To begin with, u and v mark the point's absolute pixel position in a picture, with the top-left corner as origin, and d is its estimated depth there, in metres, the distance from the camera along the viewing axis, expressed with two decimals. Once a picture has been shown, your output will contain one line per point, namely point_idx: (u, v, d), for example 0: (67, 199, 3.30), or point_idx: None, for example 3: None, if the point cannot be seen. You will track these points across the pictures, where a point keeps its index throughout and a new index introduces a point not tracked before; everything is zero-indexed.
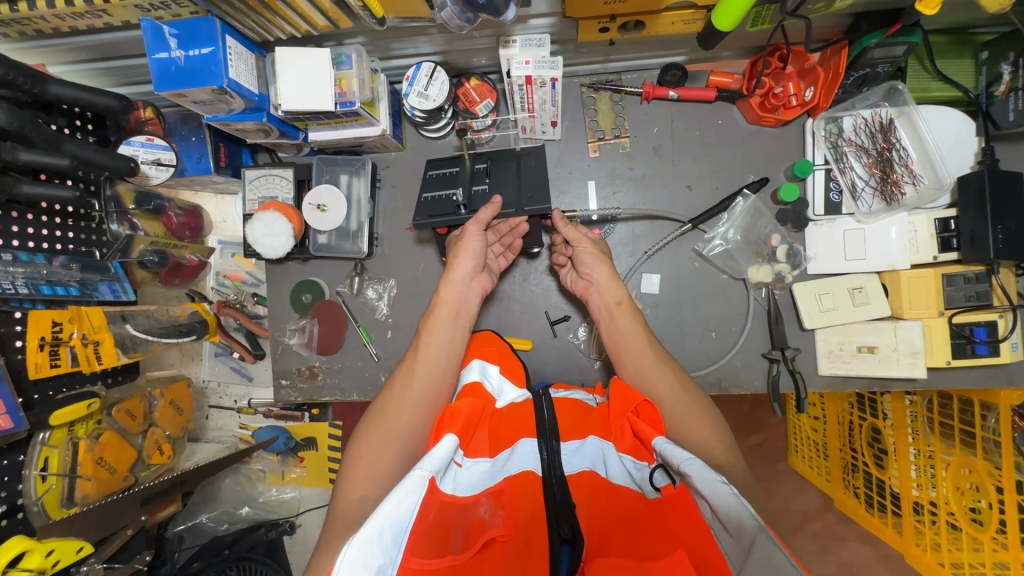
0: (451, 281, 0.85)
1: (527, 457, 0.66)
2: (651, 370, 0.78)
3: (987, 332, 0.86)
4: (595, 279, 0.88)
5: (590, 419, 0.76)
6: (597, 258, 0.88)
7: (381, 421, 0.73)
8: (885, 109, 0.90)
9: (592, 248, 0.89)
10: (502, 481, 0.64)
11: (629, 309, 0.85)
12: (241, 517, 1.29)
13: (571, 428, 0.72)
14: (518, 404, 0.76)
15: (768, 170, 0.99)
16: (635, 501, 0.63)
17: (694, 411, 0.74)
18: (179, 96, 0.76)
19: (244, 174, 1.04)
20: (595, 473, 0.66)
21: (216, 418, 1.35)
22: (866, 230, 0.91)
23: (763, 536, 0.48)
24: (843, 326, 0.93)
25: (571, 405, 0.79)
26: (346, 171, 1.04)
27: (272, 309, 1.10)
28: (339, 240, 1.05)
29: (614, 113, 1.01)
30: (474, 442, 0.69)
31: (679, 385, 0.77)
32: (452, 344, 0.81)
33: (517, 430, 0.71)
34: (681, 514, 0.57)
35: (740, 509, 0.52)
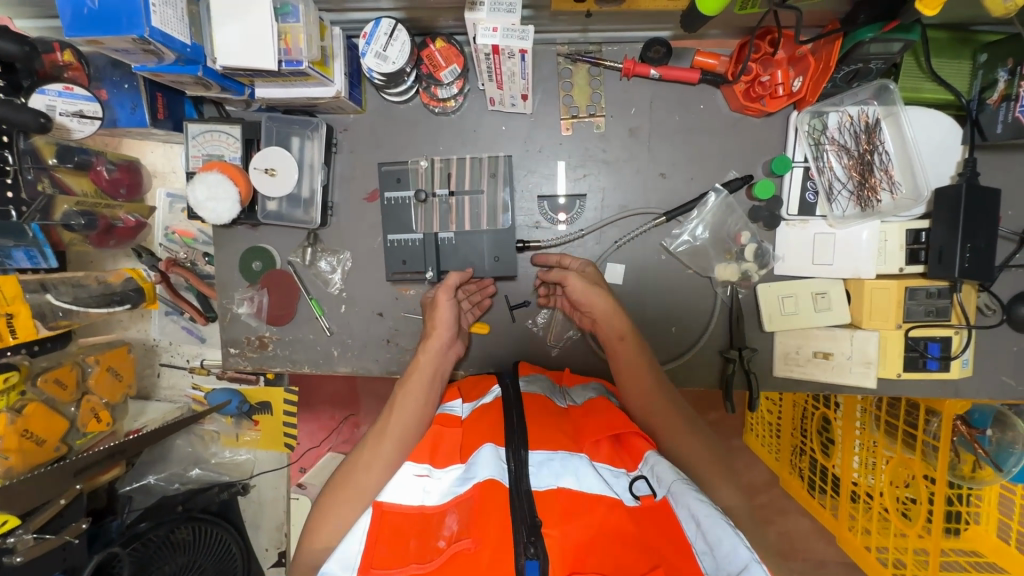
0: (428, 347, 0.84)
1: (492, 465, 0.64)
2: (658, 410, 0.79)
3: (940, 348, 0.86)
4: (595, 311, 0.84)
5: (559, 424, 0.72)
6: (590, 295, 0.84)
7: (347, 480, 0.72)
8: (872, 108, 0.85)
9: (582, 284, 0.84)
10: (470, 489, 0.63)
11: (630, 341, 0.84)
12: (192, 478, 1.28)
13: (540, 433, 0.69)
14: (488, 406, 0.75)
15: (747, 163, 0.94)
16: (611, 511, 0.61)
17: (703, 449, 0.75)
18: (96, 43, 0.67)
19: (187, 127, 0.96)
20: (564, 488, 0.63)
21: (167, 376, 1.32)
22: (837, 235, 0.89)
23: (755, 566, 0.54)
24: (802, 331, 0.92)
25: (539, 403, 0.76)
26: (299, 133, 0.96)
27: (219, 273, 1.04)
28: (290, 208, 0.97)
29: (590, 88, 0.94)
30: (440, 454, 0.70)
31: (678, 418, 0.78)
32: (425, 408, 0.79)
33: (484, 435, 0.69)
34: (663, 528, 0.61)
35: (735, 542, 0.56)
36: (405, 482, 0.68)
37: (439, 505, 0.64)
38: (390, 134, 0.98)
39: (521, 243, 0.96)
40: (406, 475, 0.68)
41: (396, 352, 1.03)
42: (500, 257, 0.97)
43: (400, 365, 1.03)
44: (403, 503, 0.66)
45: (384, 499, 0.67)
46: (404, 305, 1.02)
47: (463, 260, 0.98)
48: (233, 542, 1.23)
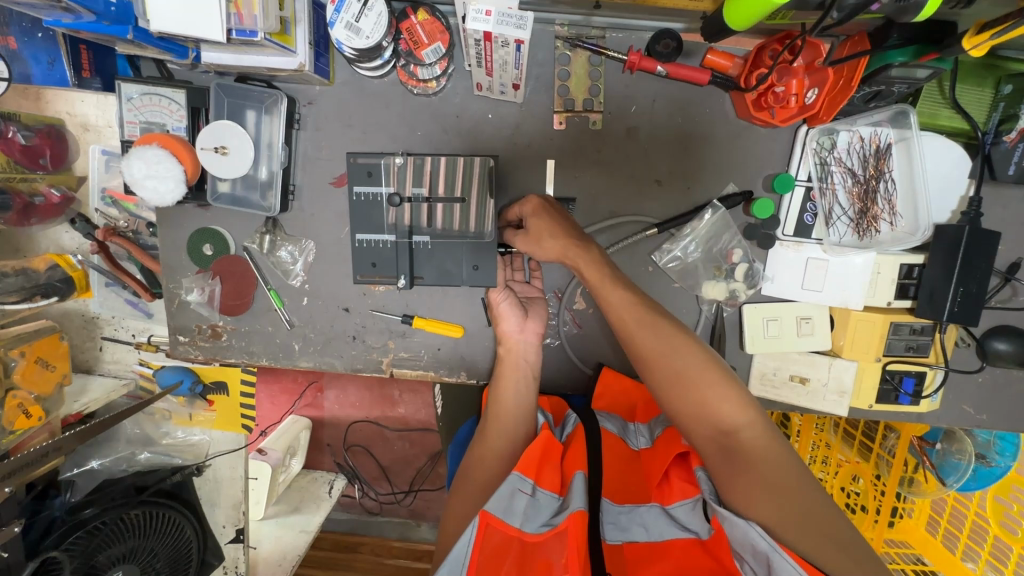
0: (511, 346, 0.85)
1: (579, 500, 0.65)
2: (661, 361, 0.73)
3: (914, 384, 0.87)
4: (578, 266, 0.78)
5: (630, 472, 0.77)
6: (561, 250, 0.78)
7: (466, 478, 0.75)
8: (885, 131, 0.81)
9: (557, 245, 0.79)
10: (566, 518, 0.63)
11: (611, 282, 0.77)
12: (140, 461, 1.23)
13: (615, 485, 0.75)
14: (573, 436, 0.78)
15: (748, 176, 0.88)
16: (687, 552, 0.65)
17: (715, 401, 0.69)
18: None
19: (121, 88, 0.82)
20: (634, 541, 0.68)
21: (112, 350, 1.22)
22: (830, 261, 0.85)
23: (777, 556, 0.55)
24: (782, 354, 0.90)
25: (615, 443, 0.80)
26: (255, 105, 0.83)
27: (164, 254, 0.94)
28: (245, 191, 0.87)
29: (589, 79, 0.85)
30: (545, 473, 0.71)
31: (672, 348, 0.73)
32: (527, 410, 0.81)
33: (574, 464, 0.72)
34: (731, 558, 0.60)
35: (748, 528, 0.58)
36: (511, 496, 0.66)
37: (538, 532, 0.63)
38: (362, 112, 0.87)
39: (503, 250, 0.90)
40: (514, 491, 0.66)
41: (362, 349, 0.97)
42: (479, 266, 0.87)
43: (367, 364, 0.97)
44: (505, 521, 0.64)
45: (491, 510, 0.64)
46: (372, 302, 0.95)
47: (436, 266, 0.89)
48: (186, 524, 1.19)
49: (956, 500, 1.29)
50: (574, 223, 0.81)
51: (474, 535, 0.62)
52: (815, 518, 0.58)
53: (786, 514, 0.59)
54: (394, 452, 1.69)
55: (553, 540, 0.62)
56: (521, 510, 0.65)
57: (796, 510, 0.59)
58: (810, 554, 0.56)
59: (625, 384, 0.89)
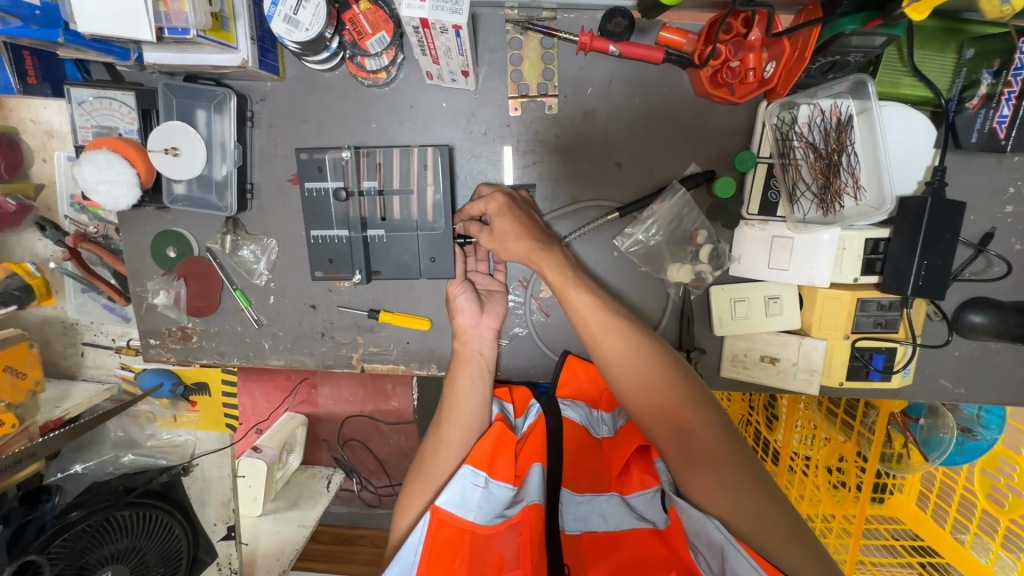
0: (466, 340, 0.86)
1: (534, 492, 0.67)
2: (625, 364, 0.71)
3: (884, 360, 0.85)
4: (541, 267, 0.77)
5: (591, 461, 0.78)
6: (527, 247, 0.77)
7: (423, 470, 0.79)
8: (846, 102, 0.77)
9: (524, 244, 0.77)
10: (520, 511, 0.66)
11: (571, 282, 0.76)
12: (125, 463, 1.24)
13: (575, 474, 0.76)
14: (533, 426, 0.80)
15: (710, 155, 0.86)
16: (642, 541, 0.66)
17: (678, 403, 0.68)
18: None
19: (70, 93, 0.82)
20: (591, 532, 0.70)
21: (93, 355, 1.24)
22: (795, 239, 0.83)
23: (729, 547, 0.56)
24: (752, 334, 0.89)
25: (577, 433, 0.81)
26: (205, 105, 0.82)
27: (129, 258, 0.94)
28: (201, 191, 0.86)
29: (542, 63, 0.83)
30: (500, 465, 0.75)
31: (634, 348, 0.72)
32: (483, 405, 0.82)
33: (534, 456, 0.74)
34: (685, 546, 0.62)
35: (705, 522, 0.59)
36: (464, 490, 0.72)
37: (491, 524, 0.68)
38: (315, 106, 0.86)
39: (461, 240, 0.89)
40: (466, 485, 0.72)
41: (332, 345, 0.97)
42: (437, 257, 0.87)
43: (337, 360, 0.97)
44: (456, 513, 0.70)
45: (443, 505, 0.70)
46: (339, 298, 0.95)
47: (397, 260, 0.88)
48: (176, 524, 1.21)
49: (945, 475, 1.27)
50: (537, 222, 0.81)
51: (426, 529, 0.69)
52: (770, 512, 0.59)
53: (743, 509, 0.60)
54: (390, 446, 1.70)
55: (504, 531, 0.66)
56: (474, 503, 0.71)
57: (754, 505, 0.60)
58: (765, 549, 0.57)
59: (588, 372, 0.88)
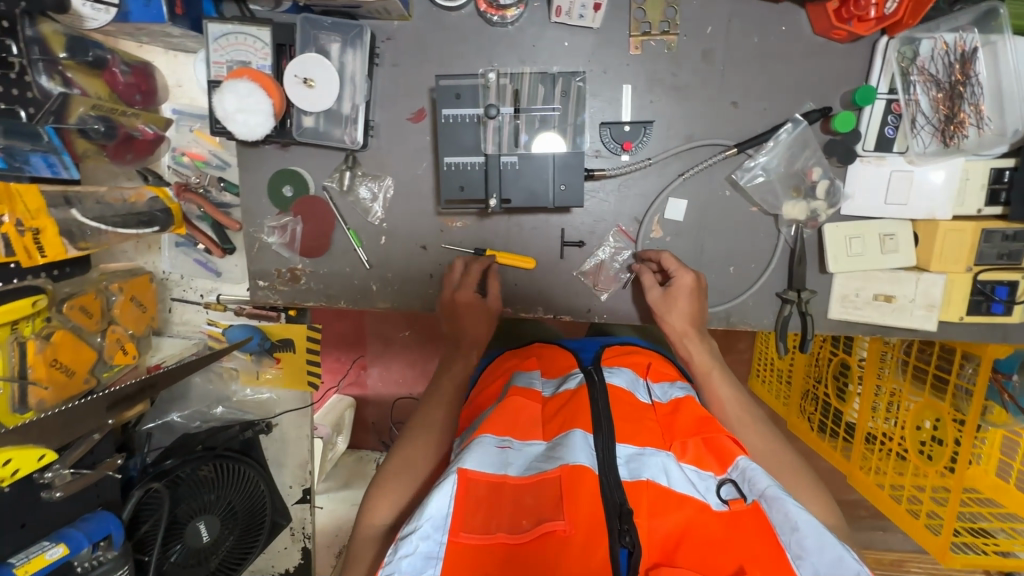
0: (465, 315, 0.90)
1: (576, 449, 0.65)
2: (744, 423, 0.83)
3: (1007, 292, 0.86)
4: (676, 308, 0.88)
5: (645, 418, 0.77)
6: (682, 291, 0.88)
7: (399, 460, 0.79)
8: (970, 35, 0.80)
9: (687, 286, 0.87)
10: (557, 467, 0.64)
11: (695, 333, 0.89)
12: (215, 415, 1.26)
13: (628, 431, 0.72)
14: (572, 391, 0.78)
15: (824, 94, 0.88)
16: (703, 514, 0.63)
17: (790, 467, 0.78)
18: None
19: (206, 28, 0.84)
20: (652, 481, 0.64)
21: (181, 312, 1.22)
22: (915, 172, 0.85)
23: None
24: (866, 273, 0.90)
25: (625, 396, 0.80)
26: (340, 39, 0.85)
27: (244, 198, 0.96)
28: (328, 125, 0.89)
29: (665, 2, 0.85)
30: (522, 427, 0.74)
31: (740, 392, 0.86)
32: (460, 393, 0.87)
33: (571, 420, 0.72)
34: (759, 532, 0.60)
35: (841, 549, 0.55)
36: (487, 451, 0.67)
37: (522, 476, 0.65)
38: (440, 46, 0.89)
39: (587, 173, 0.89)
40: (488, 447, 0.67)
41: (439, 288, 0.98)
42: (567, 183, 0.85)
43: None
44: (485, 470, 0.64)
45: (467, 465, 0.64)
46: (449, 238, 0.96)
47: (527, 187, 0.86)
48: (260, 479, 1.19)
49: None
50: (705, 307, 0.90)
51: (453, 487, 0.61)
52: None
53: None
54: None
55: (538, 483, 0.64)
56: (504, 459, 0.67)
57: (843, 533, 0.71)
58: None
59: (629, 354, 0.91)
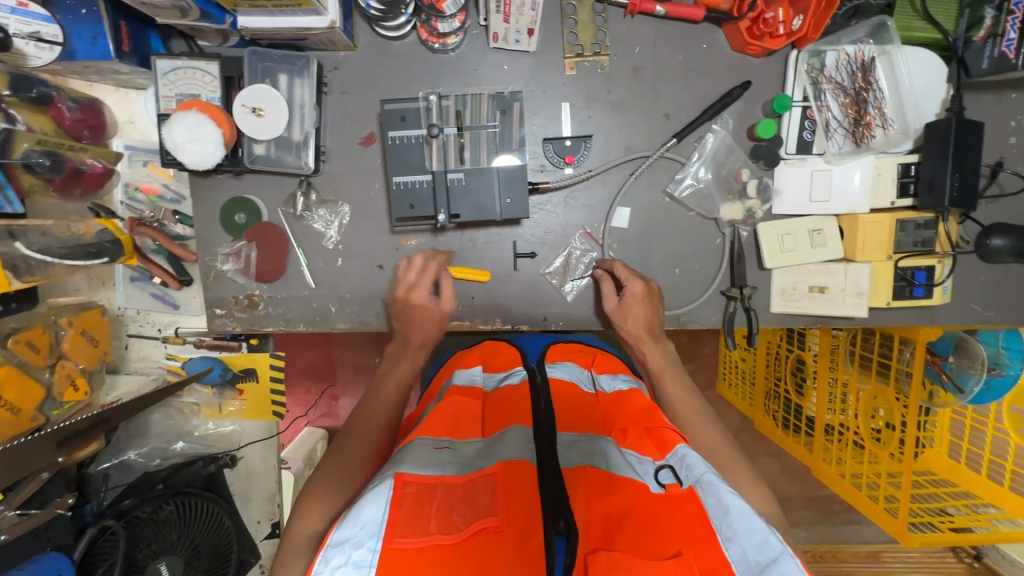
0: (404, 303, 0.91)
1: (514, 448, 0.68)
2: (695, 422, 0.87)
3: (926, 276, 0.93)
4: (631, 314, 0.92)
5: (588, 410, 0.83)
6: (636, 300, 0.91)
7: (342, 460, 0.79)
8: (868, 46, 0.88)
9: (641, 293, 0.91)
10: (494, 466, 0.66)
11: (650, 338, 0.93)
12: (176, 451, 1.23)
13: (568, 421, 0.79)
14: (515, 386, 0.86)
15: (746, 104, 0.95)
16: (641, 499, 0.65)
17: (734, 467, 0.80)
18: None
19: (155, 64, 0.87)
20: (592, 467, 0.69)
21: (137, 348, 1.20)
22: (834, 171, 0.92)
23: (787, 557, 0.55)
24: (800, 267, 0.96)
25: (566, 389, 0.87)
26: (287, 70, 0.88)
27: (199, 227, 0.97)
28: (279, 152, 0.91)
29: (594, 26, 0.92)
30: (461, 429, 0.77)
31: (693, 395, 0.91)
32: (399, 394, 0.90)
33: (513, 416, 0.78)
34: (692, 514, 0.62)
35: (768, 531, 0.58)
36: (427, 454, 0.69)
37: (462, 475, 0.66)
38: (387, 73, 0.93)
39: (531, 186, 0.94)
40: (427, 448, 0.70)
41: None
42: (512, 197, 0.89)
43: None
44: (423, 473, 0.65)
45: (405, 469, 0.65)
46: (405, 256, 0.98)
47: (475, 202, 0.90)
48: (225, 514, 1.17)
49: (974, 420, 1.29)
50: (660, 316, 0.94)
51: (388, 493, 0.61)
52: None
53: None
54: None
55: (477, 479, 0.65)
56: (443, 460, 0.68)
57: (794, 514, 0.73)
58: None
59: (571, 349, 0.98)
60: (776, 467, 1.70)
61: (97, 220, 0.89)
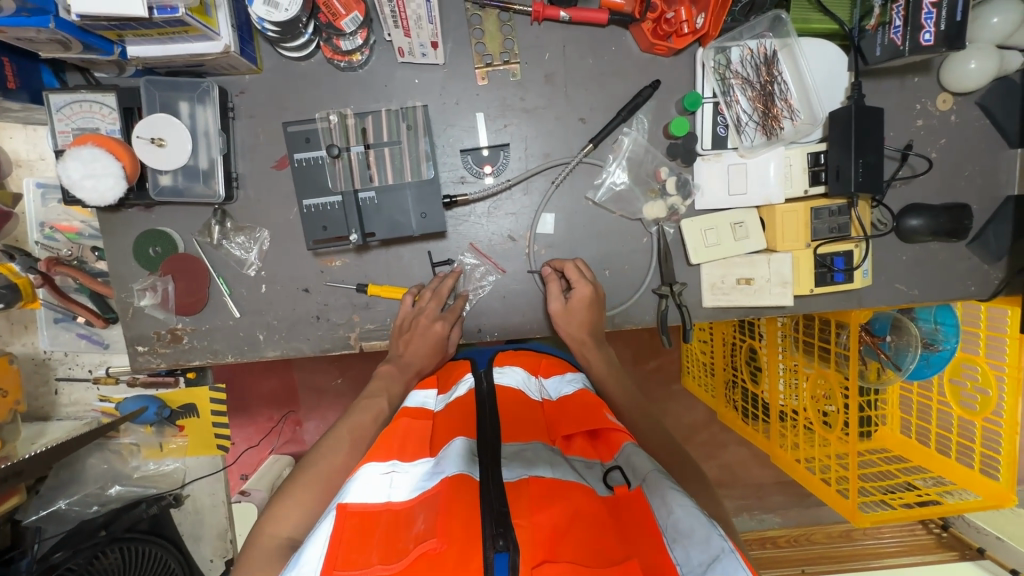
0: (414, 337, 0.90)
1: (455, 464, 0.62)
2: (637, 423, 0.86)
3: (845, 261, 0.95)
4: (573, 312, 0.92)
5: (535, 416, 0.76)
6: (580, 295, 0.91)
7: (319, 466, 0.72)
8: (769, 40, 0.89)
9: (585, 290, 0.91)
10: (439, 483, 0.61)
11: (592, 342, 0.94)
12: (113, 496, 1.18)
13: (513, 425, 0.72)
14: (461, 398, 0.79)
15: (661, 103, 0.96)
16: (590, 503, 0.59)
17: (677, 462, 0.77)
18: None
19: (48, 99, 0.84)
20: (538, 476, 0.61)
21: (68, 392, 1.17)
22: (748, 164, 0.93)
23: (729, 555, 0.52)
24: (725, 259, 0.96)
25: (512, 394, 0.79)
26: (188, 97, 0.86)
27: (111, 263, 0.94)
28: (187, 181, 0.88)
29: (502, 35, 0.92)
30: (409, 446, 0.70)
31: (637, 400, 0.90)
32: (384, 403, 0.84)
33: (455, 429, 0.71)
34: (640, 518, 0.61)
35: (711, 530, 0.54)
36: (371, 479, 0.63)
37: (407, 499, 0.62)
38: (295, 94, 0.91)
39: (449, 199, 0.93)
40: (374, 474, 0.64)
41: (328, 328, 0.97)
42: (427, 212, 0.91)
43: (335, 342, 0.98)
44: (366, 502, 0.60)
45: (349, 498, 0.60)
46: (330, 278, 0.96)
47: (390, 220, 0.92)
48: (171, 558, 1.15)
49: (920, 395, 1.30)
50: (602, 320, 0.94)
51: (332, 526, 0.58)
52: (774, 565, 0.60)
53: None
54: None
55: (422, 504, 0.60)
56: (391, 484, 0.63)
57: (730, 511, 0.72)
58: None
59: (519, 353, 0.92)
60: (742, 457, 1.71)
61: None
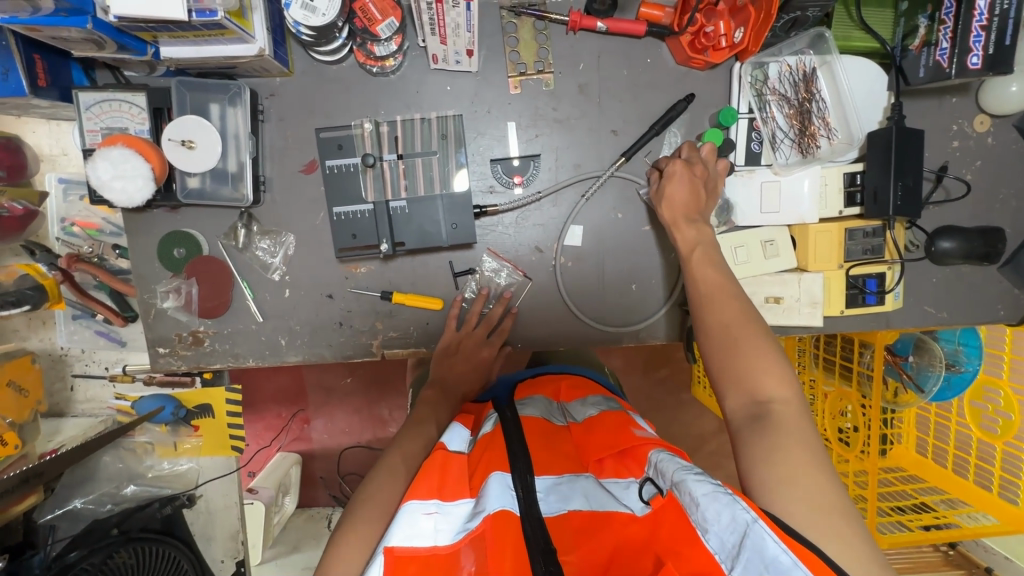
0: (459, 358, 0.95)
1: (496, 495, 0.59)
2: (718, 302, 0.77)
3: (877, 283, 0.94)
4: (668, 194, 0.85)
5: (564, 446, 0.74)
6: (680, 181, 0.85)
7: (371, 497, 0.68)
8: (808, 57, 0.88)
9: (681, 169, 0.85)
10: (481, 522, 0.57)
11: (686, 220, 0.85)
12: (127, 495, 1.18)
13: (541, 448, 0.70)
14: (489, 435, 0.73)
15: (695, 117, 0.94)
16: (628, 530, 0.59)
17: (761, 359, 0.69)
18: (33, 30, 0.68)
19: (77, 98, 0.82)
20: (576, 509, 0.60)
21: (83, 389, 1.16)
22: (782, 182, 0.91)
23: (755, 524, 0.51)
24: (755, 277, 0.94)
25: (538, 424, 0.78)
26: (218, 99, 0.85)
27: (135, 264, 0.93)
28: (215, 184, 0.87)
29: (537, 44, 0.90)
30: (449, 480, 0.64)
31: (724, 276, 0.80)
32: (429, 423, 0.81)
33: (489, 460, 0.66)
34: (676, 523, 0.57)
35: (731, 503, 0.53)
36: (413, 520, 0.58)
37: (453, 542, 0.57)
38: (325, 97, 0.90)
39: (478, 209, 0.92)
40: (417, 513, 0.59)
41: (351, 335, 0.96)
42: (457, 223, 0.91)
43: (357, 349, 0.97)
44: (412, 544, 0.57)
45: (394, 541, 0.57)
46: (354, 284, 0.95)
47: (419, 229, 0.92)
48: (183, 557, 1.14)
49: (937, 415, 1.28)
50: (701, 198, 0.86)
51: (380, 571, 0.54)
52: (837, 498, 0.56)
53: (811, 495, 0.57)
54: None
55: (469, 546, 0.56)
56: (432, 526, 0.59)
57: None
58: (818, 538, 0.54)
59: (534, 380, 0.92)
60: None
61: (21, 265, 0.99)
